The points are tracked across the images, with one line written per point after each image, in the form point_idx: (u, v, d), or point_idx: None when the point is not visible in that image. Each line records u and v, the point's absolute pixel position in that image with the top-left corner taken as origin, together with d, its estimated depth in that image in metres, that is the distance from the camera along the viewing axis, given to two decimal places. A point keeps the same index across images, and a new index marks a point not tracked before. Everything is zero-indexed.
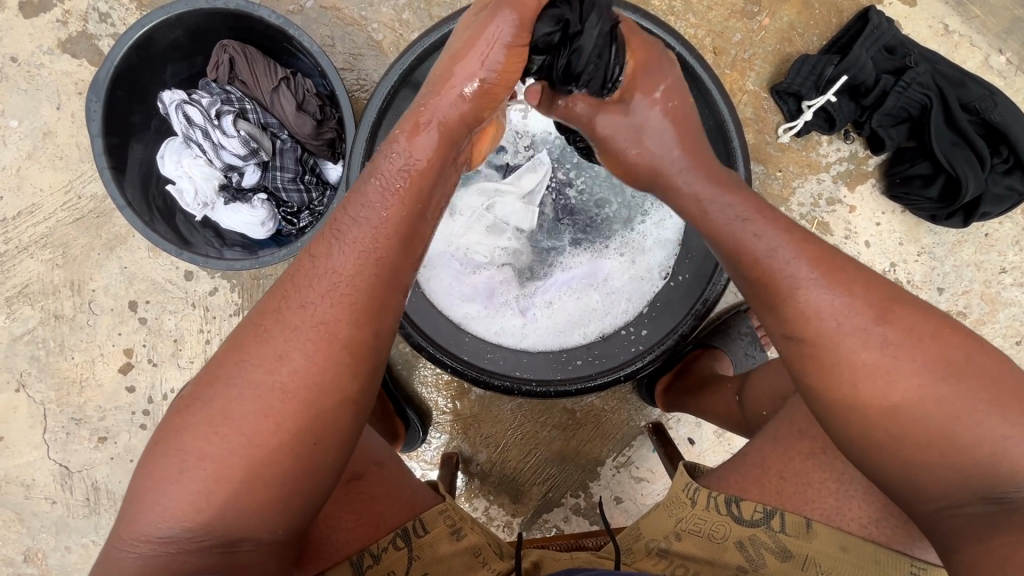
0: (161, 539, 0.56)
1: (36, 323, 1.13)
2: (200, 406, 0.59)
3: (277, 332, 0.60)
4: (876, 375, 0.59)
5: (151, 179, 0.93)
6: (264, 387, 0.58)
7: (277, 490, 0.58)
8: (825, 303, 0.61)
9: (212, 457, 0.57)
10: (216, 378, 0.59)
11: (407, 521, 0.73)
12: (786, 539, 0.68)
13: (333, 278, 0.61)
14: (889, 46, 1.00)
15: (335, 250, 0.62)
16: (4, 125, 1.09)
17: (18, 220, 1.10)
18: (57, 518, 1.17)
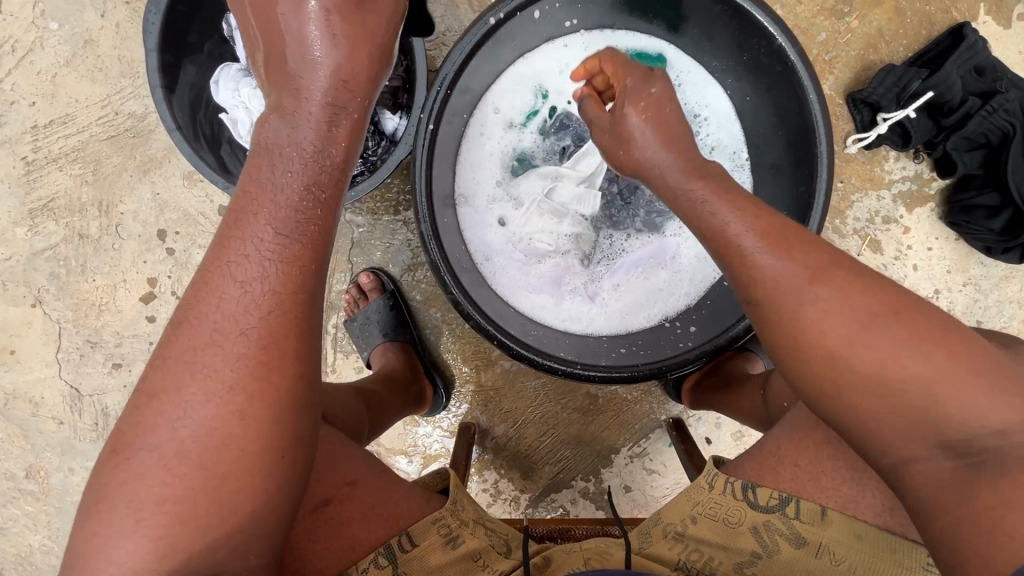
0: None
1: (59, 240, 1.09)
2: (139, 455, 0.52)
3: (195, 360, 0.53)
4: (807, 329, 0.55)
5: (200, 101, 0.88)
6: (200, 418, 0.52)
7: (244, 520, 0.53)
8: (772, 270, 0.57)
9: (171, 498, 0.51)
10: (147, 426, 0.52)
11: (391, 536, 0.67)
12: (800, 525, 0.68)
13: (255, 299, 0.54)
14: (980, 67, 0.96)
15: (257, 261, 0.54)
16: (43, 27, 1.02)
17: (49, 129, 1.05)
18: (63, 439, 1.16)
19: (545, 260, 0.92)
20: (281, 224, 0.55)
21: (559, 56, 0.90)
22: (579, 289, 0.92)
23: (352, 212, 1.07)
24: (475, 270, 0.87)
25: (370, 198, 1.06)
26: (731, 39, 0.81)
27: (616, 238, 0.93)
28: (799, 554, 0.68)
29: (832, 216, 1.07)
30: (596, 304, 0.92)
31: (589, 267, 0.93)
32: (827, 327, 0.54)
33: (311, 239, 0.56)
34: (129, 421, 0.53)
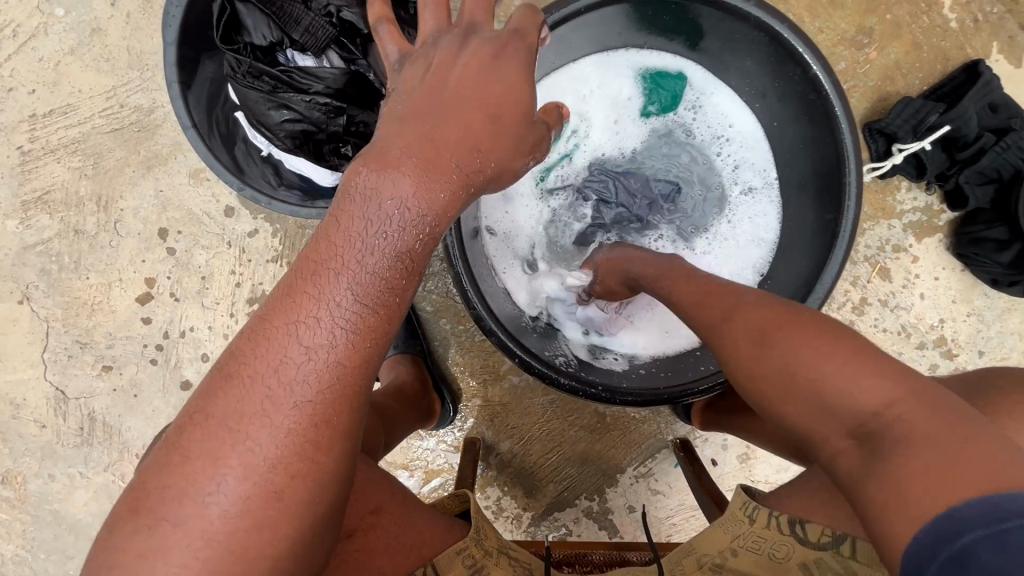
0: None
1: (52, 235, 1.04)
2: (156, 529, 0.43)
3: (248, 422, 0.46)
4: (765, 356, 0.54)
5: (218, 97, 0.85)
6: (239, 496, 0.45)
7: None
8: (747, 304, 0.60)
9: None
10: (175, 486, 0.44)
11: (414, 567, 0.63)
12: (856, 566, 0.65)
13: (316, 366, 0.48)
14: (994, 104, 0.98)
15: (330, 320, 0.48)
16: (48, 13, 0.98)
17: (48, 119, 1.00)
18: (44, 443, 1.10)
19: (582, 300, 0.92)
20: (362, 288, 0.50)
21: (584, 78, 0.92)
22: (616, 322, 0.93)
23: None
24: (497, 286, 0.87)
25: None
26: (764, 63, 0.82)
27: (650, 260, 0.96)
28: None
29: None
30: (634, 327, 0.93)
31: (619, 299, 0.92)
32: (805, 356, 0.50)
33: (383, 306, 0.50)
34: (156, 482, 0.45)
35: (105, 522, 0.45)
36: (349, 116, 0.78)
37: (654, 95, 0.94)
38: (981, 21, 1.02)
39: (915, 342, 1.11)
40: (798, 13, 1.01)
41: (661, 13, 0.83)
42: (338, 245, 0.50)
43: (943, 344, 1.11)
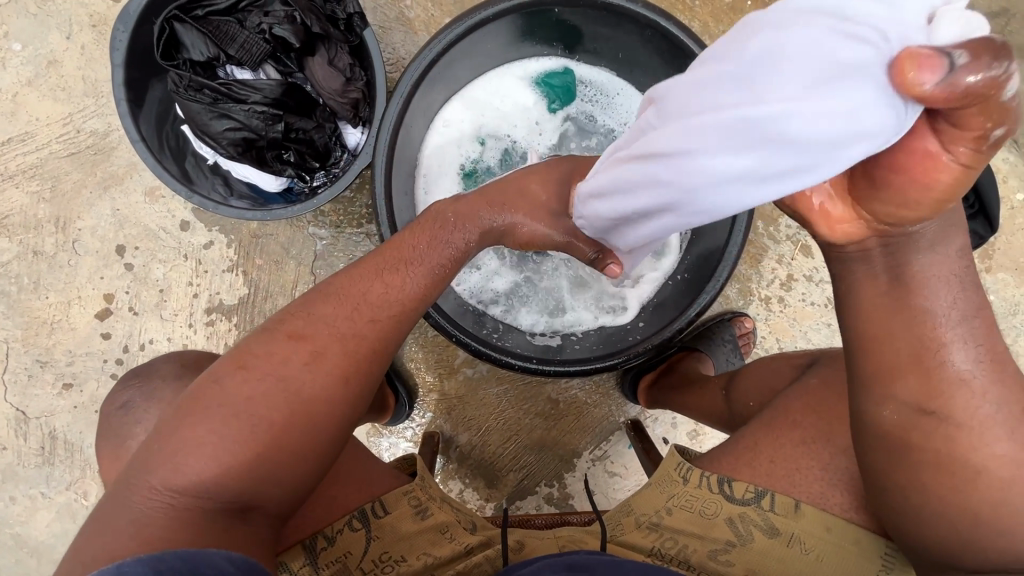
0: (189, 493, 0.56)
1: (11, 258, 1.08)
2: (264, 376, 0.61)
3: (347, 327, 0.66)
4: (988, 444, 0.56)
5: (167, 115, 0.91)
6: (324, 374, 0.62)
7: (306, 465, 0.61)
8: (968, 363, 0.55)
9: (266, 422, 0.59)
10: (284, 351, 0.62)
11: (364, 502, 0.73)
12: (775, 518, 0.71)
13: (397, 298, 0.69)
14: None
15: (408, 275, 0.70)
16: (6, 48, 1.04)
17: (7, 147, 1.06)
18: (5, 466, 1.11)
19: (535, 304, 1.00)
20: (443, 260, 0.73)
21: (497, 91, 1.04)
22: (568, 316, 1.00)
23: (314, 225, 1.10)
24: None
25: (333, 211, 1.09)
26: (660, 58, 0.92)
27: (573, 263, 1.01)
28: (773, 543, 0.72)
29: (766, 224, 1.17)
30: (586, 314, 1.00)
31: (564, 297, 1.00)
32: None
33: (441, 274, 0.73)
34: (261, 347, 0.63)
35: (216, 369, 0.63)
36: (286, 123, 0.85)
37: (553, 95, 1.04)
38: None
39: None
40: (703, 19, 1.12)
41: (558, 25, 0.94)
42: (435, 220, 0.75)
43: None
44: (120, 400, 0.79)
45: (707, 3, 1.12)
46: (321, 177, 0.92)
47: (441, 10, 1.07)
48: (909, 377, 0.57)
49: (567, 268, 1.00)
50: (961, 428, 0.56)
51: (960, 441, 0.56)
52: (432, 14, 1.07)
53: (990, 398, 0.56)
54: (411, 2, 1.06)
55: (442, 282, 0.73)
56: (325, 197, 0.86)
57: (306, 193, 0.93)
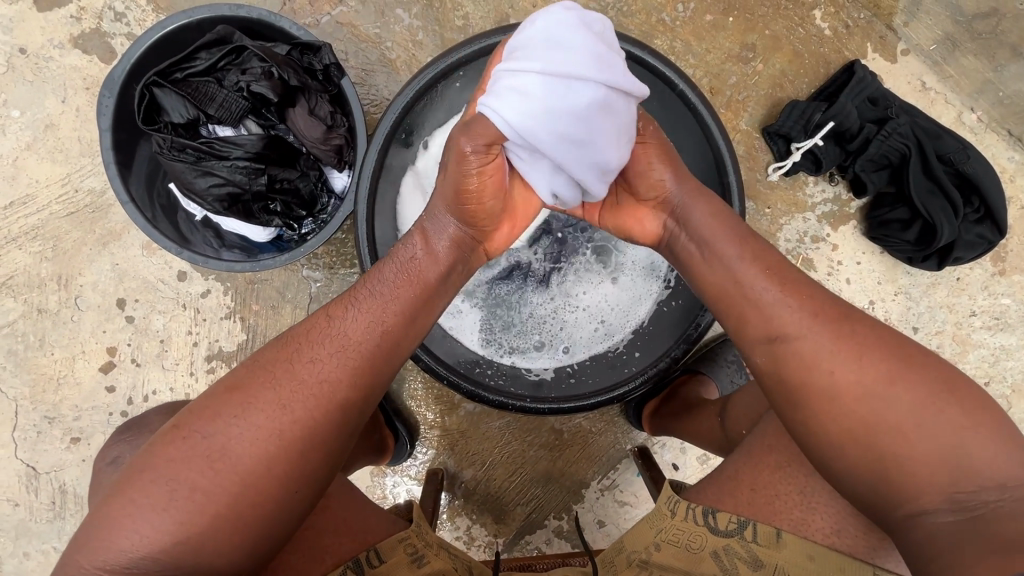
0: (126, 567, 0.55)
1: (17, 316, 1.10)
2: (199, 440, 0.60)
3: (288, 379, 0.63)
4: (834, 372, 0.61)
5: (157, 174, 0.92)
6: (263, 434, 0.60)
7: (247, 530, 0.59)
8: (780, 312, 0.65)
9: (203, 488, 0.58)
10: (219, 415, 0.61)
11: (358, 553, 0.71)
12: (758, 549, 0.68)
13: (345, 341, 0.67)
14: (872, 97, 1.07)
15: (351, 314, 0.68)
16: (5, 115, 1.08)
17: (9, 210, 1.09)
18: (18, 522, 1.12)
19: (533, 342, 0.99)
20: (391, 297, 0.70)
21: None
22: (566, 351, 0.98)
23: (308, 267, 1.11)
24: None
25: (325, 253, 1.10)
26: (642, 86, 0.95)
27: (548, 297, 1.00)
28: None
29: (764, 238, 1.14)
30: (584, 347, 0.98)
31: (563, 333, 0.99)
32: (890, 405, 0.58)
33: (393, 310, 0.70)
34: (199, 406, 0.63)
35: (156, 436, 0.62)
36: (269, 175, 0.86)
37: None
38: (852, 26, 1.12)
39: None
40: (685, 38, 1.11)
41: None
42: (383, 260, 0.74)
43: None
44: (111, 456, 0.81)
45: (688, 22, 1.11)
46: (309, 224, 0.94)
47: (421, 49, 1.08)
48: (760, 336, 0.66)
49: (553, 312, 0.99)
50: (791, 370, 0.63)
51: (796, 382, 0.63)
52: (413, 53, 1.08)
53: (798, 314, 0.64)
54: (392, 43, 1.08)
55: (388, 322, 0.69)
56: (312, 244, 0.87)
57: (296, 240, 0.94)
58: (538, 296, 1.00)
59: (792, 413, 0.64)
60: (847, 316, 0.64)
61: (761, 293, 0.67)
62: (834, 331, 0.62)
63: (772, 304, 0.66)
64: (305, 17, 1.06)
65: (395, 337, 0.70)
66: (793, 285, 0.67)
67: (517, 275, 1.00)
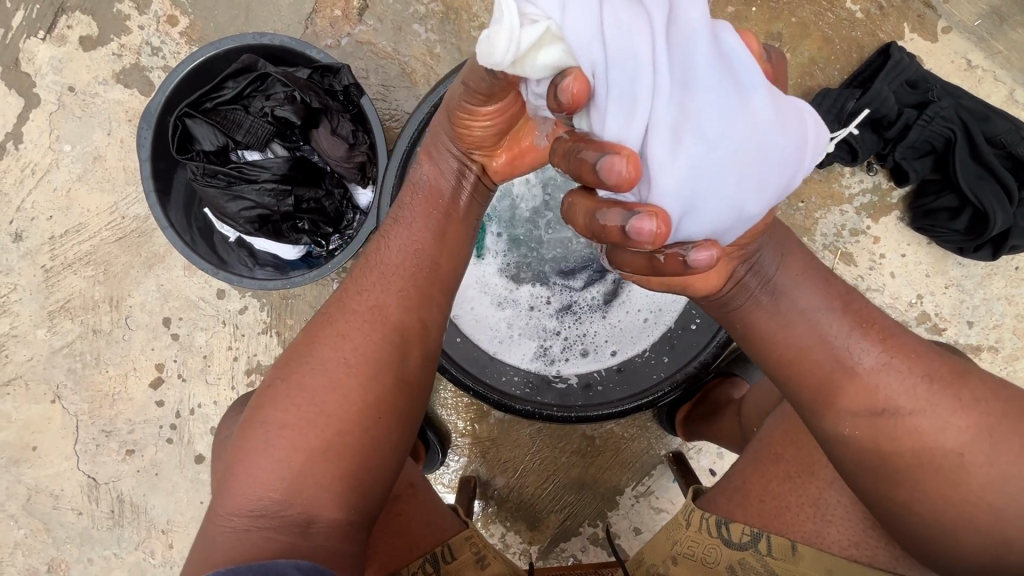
0: (253, 512, 0.58)
1: (75, 337, 1.17)
2: (277, 388, 0.63)
3: (340, 315, 0.66)
4: (922, 439, 0.57)
5: (193, 199, 0.96)
6: (332, 366, 0.63)
7: (348, 459, 0.61)
8: (869, 365, 0.59)
9: (293, 426, 0.61)
10: (290, 360, 0.65)
11: (434, 546, 0.74)
12: (773, 563, 0.68)
13: (386, 272, 0.68)
14: (911, 80, 1.01)
15: (384, 248, 0.69)
16: (58, 150, 1.15)
17: (64, 238, 1.16)
18: (82, 529, 1.19)
19: (579, 350, 0.98)
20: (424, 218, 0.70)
21: None
22: (595, 357, 0.98)
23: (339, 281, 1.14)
24: (450, 325, 0.95)
25: None
26: None
27: (575, 303, 0.99)
28: None
29: (800, 234, 1.08)
30: (630, 345, 0.97)
31: (598, 339, 0.98)
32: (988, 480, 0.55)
33: (427, 230, 0.69)
34: (273, 365, 0.66)
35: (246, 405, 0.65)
36: (296, 195, 0.89)
37: None
38: (886, 6, 1.06)
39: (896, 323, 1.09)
40: None
41: None
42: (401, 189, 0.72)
43: (926, 320, 1.09)
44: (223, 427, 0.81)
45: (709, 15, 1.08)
46: (336, 240, 0.96)
47: (439, 61, 1.09)
48: (851, 405, 0.59)
49: (583, 319, 0.99)
50: (880, 438, 0.58)
51: (882, 451, 0.58)
52: (431, 66, 1.09)
53: (894, 372, 0.58)
54: (410, 58, 1.09)
55: (428, 243, 0.69)
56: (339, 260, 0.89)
57: (324, 255, 0.96)
58: (577, 306, 0.99)
59: (866, 481, 0.61)
60: (945, 374, 0.58)
61: (853, 353, 0.59)
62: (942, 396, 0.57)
63: (863, 369, 0.59)
64: (327, 38, 1.10)
65: (442, 252, 0.69)
66: (884, 337, 0.60)
67: (545, 292, 0.99)
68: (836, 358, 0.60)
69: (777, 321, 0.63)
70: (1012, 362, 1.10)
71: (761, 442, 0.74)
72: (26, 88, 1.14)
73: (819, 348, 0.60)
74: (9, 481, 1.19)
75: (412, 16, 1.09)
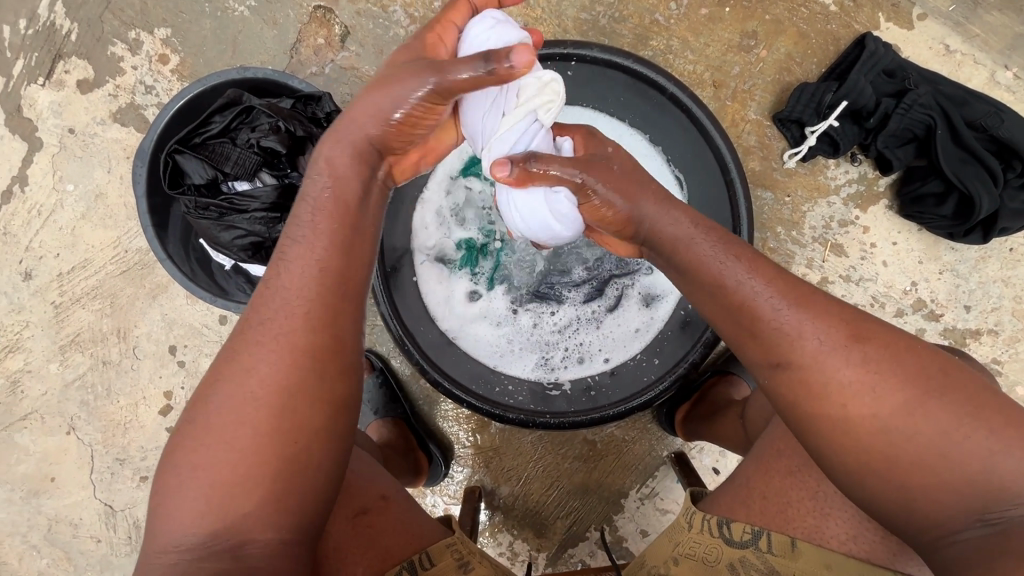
0: (179, 546, 0.57)
1: (86, 369, 1.21)
2: (193, 423, 0.60)
3: (246, 345, 0.62)
4: (861, 394, 0.56)
5: (189, 230, 0.99)
6: (236, 401, 0.59)
7: (268, 489, 0.58)
8: (802, 325, 0.60)
9: (208, 463, 0.58)
10: (206, 394, 0.61)
11: (413, 554, 0.75)
12: (774, 560, 0.68)
13: (277, 299, 0.63)
14: (888, 70, 1.02)
15: (279, 271, 0.65)
16: (62, 190, 1.19)
17: (72, 274, 1.20)
18: (101, 556, 1.22)
19: (577, 357, 0.99)
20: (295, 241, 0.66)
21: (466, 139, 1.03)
22: (588, 364, 0.98)
23: None
24: (442, 341, 0.97)
25: None
26: (634, 94, 0.95)
27: (564, 313, 1.00)
28: None
29: (788, 228, 1.09)
30: (625, 349, 0.98)
31: (591, 347, 0.99)
32: (918, 429, 0.54)
33: (302, 246, 0.66)
34: (194, 396, 0.62)
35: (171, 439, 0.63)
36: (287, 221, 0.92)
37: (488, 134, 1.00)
38: None
39: (892, 311, 1.09)
40: (681, 36, 1.09)
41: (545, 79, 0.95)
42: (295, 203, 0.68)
43: (922, 306, 1.09)
44: None
45: (683, 19, 1.09)
46: None
47: None
48: (773, 356, 0.61)
49: (574, 327, 1.00)
50: (824, 397, 0.58)
51: (823, 409, 0.58)
52: None
53: (812, 330, 0.59)
54: None
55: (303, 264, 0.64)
56: None
57: None
58: (572, 315, 1.00)
59: (828, 447, 0.58)
60: (864, 330, 0.59)
61: (778, 314, 0.61)
62: (854, 354, 0.57)
63: (788, 326, 0.60)
64: (311, 66, 1.13)
65: (332, 270, 0.65)
66: (813, 299, 0.61)
67: (534, 303, 1.01)
68: (784, 327, 0.60)
69: (727, 299, 0.64)
70: (1013, 344, 1.09)
71: (766, 441, 0.76)
72: (28, 133, 1.19)
73: (756, 325, 0.62)
74: (29, 512, 1.23)
75: (392, 39, 1.12)
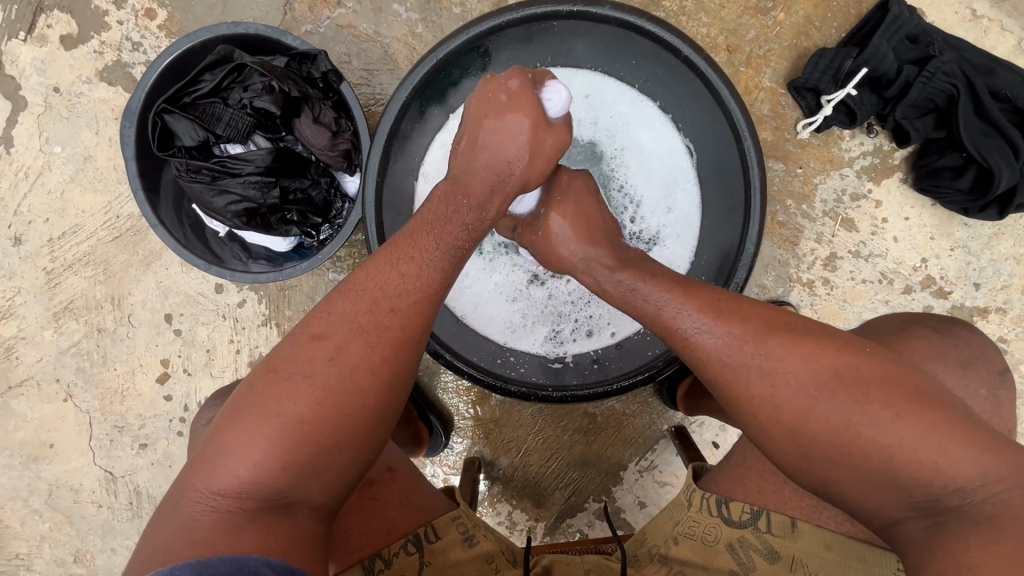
0: (236, 495, 0.58)
1: (81, 336, 1.19)
2: (287, 376, 0.62)
3: (363, 316, 0.65)
4: (797, 399, 0.60)
5: (182, 195, 0.96)
6: (343, 371, 0.62)
7: (337, 466, 0.62)
8: (713, 342, 0.65)
9: (292, 419, 0.60)
10: (308, 345, 0.63)
11: (417, 527, 0.75)
12: (773, 539, 0.71)
13: (413, 287, 0.67)
14: (911, 35, 0.98)
15: (421, 264, 0.69)
16: (49, 152, 1.15)
17: (63, 240, 1.17)
18: (103, 521, 1.23)
19: (585, 330, 0.98)
20: (430, 241, 0.71)
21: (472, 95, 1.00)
22: (592, 337, 0.98)
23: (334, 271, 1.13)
24: (446, 313, 0.97)
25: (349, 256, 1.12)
26: (644, 55, 0.90)
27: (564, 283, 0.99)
28: (775, 568, 0.70)
29: (798, 202, 1.06)
30: (631, 322, 0.97)
31: (595, 318, 0.98)
32: (862, 428, 0.58)
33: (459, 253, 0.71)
34: (290, 350, 0.63)
35: (248, 378, 0.64)
36: (282, 186, 0.89)
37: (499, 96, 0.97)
38: None
39: (900, 288, 1.07)
40: None
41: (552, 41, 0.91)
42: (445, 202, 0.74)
43: (931, 284, 1.07)
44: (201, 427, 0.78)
45: None
46: (327, 230, 0.96)
47: (421, 42, 1.07)
48: (698, 369, 0.67)
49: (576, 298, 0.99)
50: (756, 407, 0.62)
51: (763, 417, 0.62)
52: (413, 47, 1.07)
53: (729, 342, 0.64)
54: (391, 39, 1.07)
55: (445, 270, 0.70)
56: (331, 248, 0.88)
57: (316, 246, 0.96)
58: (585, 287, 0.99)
59: (774, 448, 0.63)
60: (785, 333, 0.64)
61: (696, 331, 0.66)
62: (770, 368, 0.62)
63: (711, 347, 0.65)
64: (306, 24, 1.07)
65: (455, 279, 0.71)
66: (726, 310, 0.67)
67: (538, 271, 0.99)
68: (689, 337, 0.67)
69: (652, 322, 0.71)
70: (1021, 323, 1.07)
71: None
72: (11, 91, 1.14)
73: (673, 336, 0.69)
74: (29, 478, 1.23)
75: None
